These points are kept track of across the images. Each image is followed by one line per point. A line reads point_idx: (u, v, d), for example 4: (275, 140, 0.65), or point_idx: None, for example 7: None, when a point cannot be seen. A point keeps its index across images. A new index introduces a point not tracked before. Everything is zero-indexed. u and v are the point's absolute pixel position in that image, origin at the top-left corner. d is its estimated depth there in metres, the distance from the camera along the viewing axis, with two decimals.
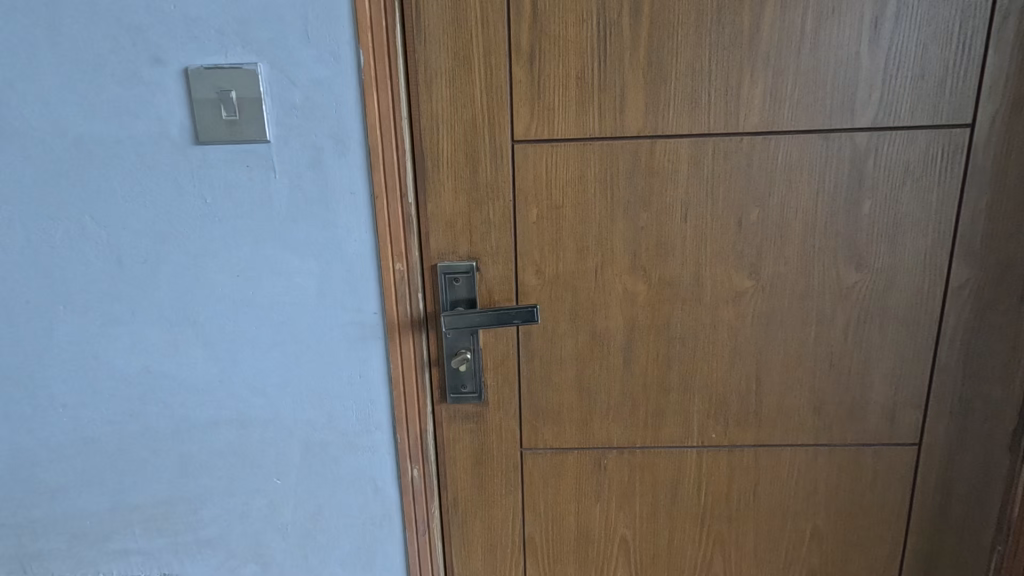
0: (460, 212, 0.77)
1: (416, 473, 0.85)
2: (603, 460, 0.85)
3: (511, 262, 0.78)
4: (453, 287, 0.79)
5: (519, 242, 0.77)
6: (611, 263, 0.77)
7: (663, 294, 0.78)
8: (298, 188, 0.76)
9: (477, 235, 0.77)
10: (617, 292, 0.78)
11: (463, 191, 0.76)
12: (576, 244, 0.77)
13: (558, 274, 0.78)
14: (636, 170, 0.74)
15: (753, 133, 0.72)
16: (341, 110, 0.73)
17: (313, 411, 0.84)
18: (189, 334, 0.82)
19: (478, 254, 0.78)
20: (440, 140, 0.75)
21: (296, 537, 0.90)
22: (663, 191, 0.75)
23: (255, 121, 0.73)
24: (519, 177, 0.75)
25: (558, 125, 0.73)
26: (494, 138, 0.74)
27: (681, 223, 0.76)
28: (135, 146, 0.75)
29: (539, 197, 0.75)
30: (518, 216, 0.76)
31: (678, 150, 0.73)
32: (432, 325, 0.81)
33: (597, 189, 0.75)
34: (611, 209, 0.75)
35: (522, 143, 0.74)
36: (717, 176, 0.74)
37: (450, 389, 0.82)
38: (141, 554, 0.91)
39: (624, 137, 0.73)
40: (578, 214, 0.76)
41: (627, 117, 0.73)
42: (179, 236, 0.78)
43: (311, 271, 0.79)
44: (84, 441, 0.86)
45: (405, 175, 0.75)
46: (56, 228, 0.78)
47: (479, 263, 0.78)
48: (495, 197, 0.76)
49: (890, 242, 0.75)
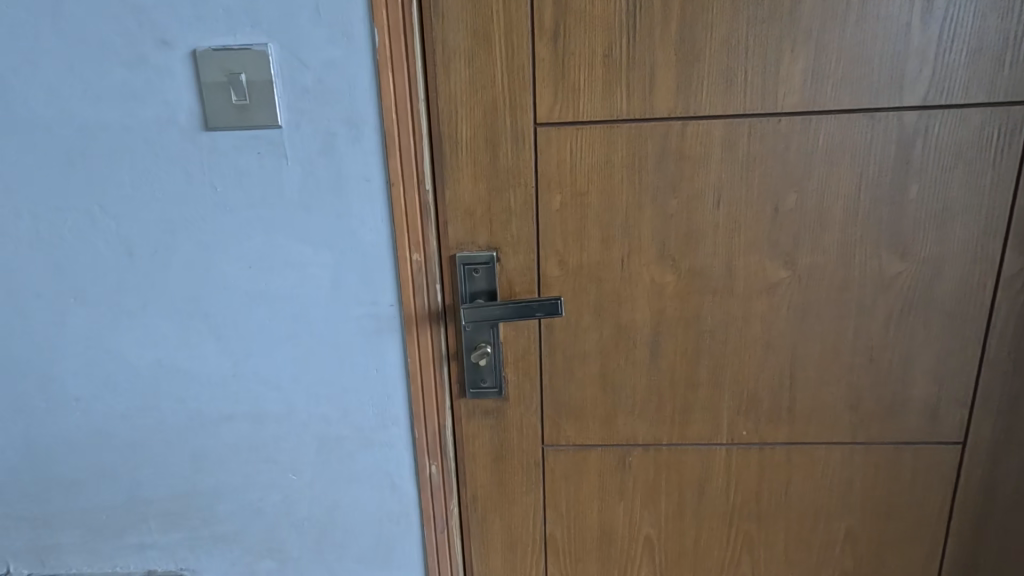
0: (479, 200, 0.73)
1: (434, 469, 0.83)
2: (627, 458, 0.82)
3: (533, 252, 0.74)
4: (472, 279, 0.76)
5: (541, 232, 0.73)
6: (638, 253, 0.73)
7: (693, 286, 0.74)
8: (311, 176, 0.73)
9: (497, 224, 0.74)
10: (644, 283, 0.74)
11: (482, 178, 0.72)
12: (601, 234, 0.73)
13: (582, 264, 0.74)
14: (666, 154, 0.70)
15: (793, 113, 0.68)
16: (355, 93, 0.69)
17: (328, 406, 0.82)
18: (202, 327, 0.80)
19: (498, 244, 0.75)
20: (458, 124, 0.71)
21: (313, 532, 0.88)
22: (694, 176, 0.70)
23: (266, 105, 0.70)
24: (541, 163, 0.71)
25: (582, 106, 0.69)
26: (515, 121, 0.70)
27: (713, 210, 0.72)
28: (142, 134, 0.72)
29: (562, 183, 0.72)
30: (541, 204, 0.72)
31: (711, 133, 0.69)
32: (450, 318, 0.79)
33: (624, 175, 0.71)
34: (639, 196, 0.71)
35: (545, 127, 0.70)
36: (752, 160, 0.69)
37: (470, 384, 0.80)
38: (158, 547, 0.91)
39: (653, 119, 0.69)
40: (604, 202, 0.72)
41: (656, 97, 0.68)
42: (189, 227, 0.76)
43: (325, 263, 0.76)
44: (99, 435, 0.86)
45: (421, 161, 0.72)
46: (65, 219, 0.76)
47: (499, 253, 0.75)
48: (517, 184, 0.72)
49: (938, 230, 0.70)
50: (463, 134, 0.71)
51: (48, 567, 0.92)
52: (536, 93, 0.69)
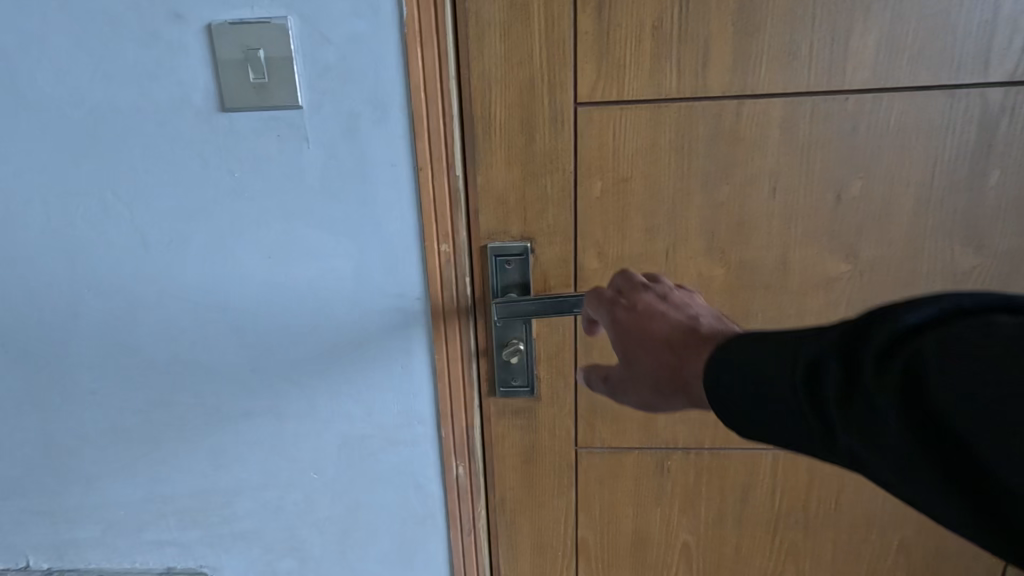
0: (513, 187, 0.68)
1: (461, 470, 0.79)
2: (666, 461, 0.77)
3: (570, 243, 0.69)
4: (504, 272, 0.71)
5: (579, 221, 0.68)
6: (684, 245, 0.68)
7: (743, 280, 0.69)
8: (333, 161, 0.68)
9: (532, 213, 0.69)
10: (690, 277, 0.69)
11: (517, 163, 0.67)
12: (645, 223, 0.68)
13: (623, 256, 0.69)
14: (718, 136, 0.64)
15: (861, 90, 0.61)
16: (380, 70, 0.64)
17: (351, 403, 0.79)
18: (219, 320, 0.76)
19: (533, 234, 0.70)
20: (492, 104, 0.66)
21: (335, 532, 0.85)
22: (748, 160, 0.64)
23: (286, 84, 0.65)
24: (581, 147, 0.66)
25: (628, 84, 0.63)
26: (553, 101, 0.64)
27: (769, 198, 0.66)
28: (156, 115, 0.68)
29: (604, 169, 0.66)
30: (580, 192, 0.67)
31: (769, 113, 0.63)
32: (480, 313, 0.74)
33: (672, 160, 0.65)
34: (687, 182, 0.66)
35: (586, 107, 0.64)
36: (814, 143, 0.63)
37: (500, 383, 0.75)
38: (177, 544, 0.89)
39: (705, 98, 0.63)
40: (648, 189, 0.66)
41: (709, 73, 0.62)
42: (206, 215, 0.72)
43: (348, 253, 0.72)
44: (116, 429, 0.83)
45: (452, 146, 0.67)
46: (77, 205, 0.72)
47: (533, 244, 0.70)
48: (554, 169, 0.67)
49: (1020, 220, 0.64)
50: (496, 116, 0.66)
51: (66, 562, 0.91)
52: (577, 70, 0.63)
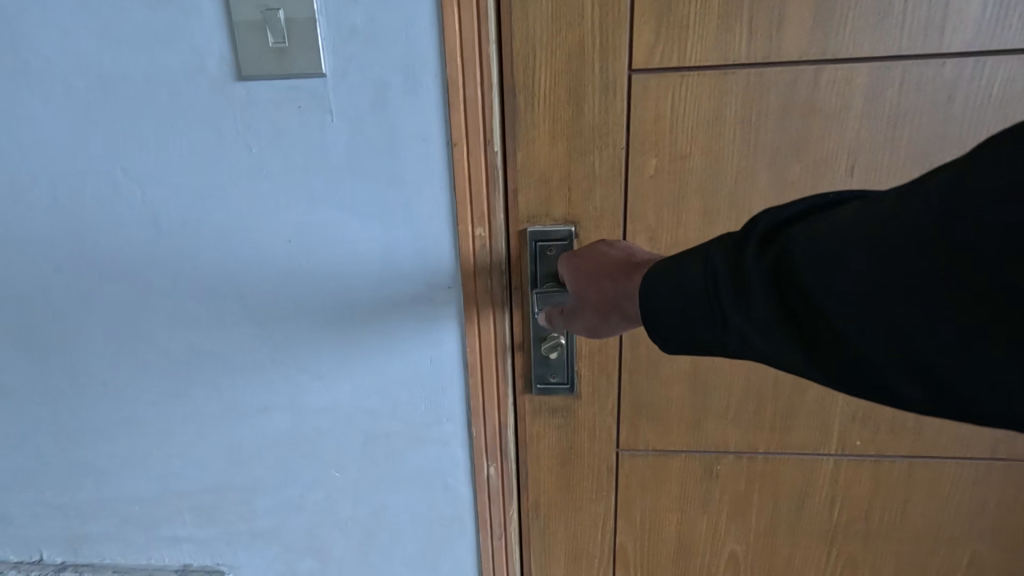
0: (557, 165, 0.62)
1: (493, 471, 0.74)
2: (716, 466, 0.71)
3: (618, 227, 0.63)
4: (545, 259, 0.65)
5: (630, 203, 0.62)
6: None
7: None
8: (359, 135, 0.62)
9: (578, 193, 0.63)
10: None
11: (562, 138, 0.61)
12: (703, 206, 0.61)
13: (678, 243, 0.63)
14: (791, 108, 0.57)
15: (961, 54, 0.54)
16: (413, 34, 0.58)
17: (376, 398, 0.74)
18: (236, 308, 0.71)
19: (578, 217, 0.64)
20: (537, 71, 0.59)
21: (357, 533, 0.81)
22: (824, 135, 0.57)
23: (310, 48, 0.59)
24: (635, 120, 0.59)
25: (692, 48, 0.56)
26: (604, 69, 0.58)
27: (846, 178, 0.58)
28: (167, 85, 0.62)
29: (659, 145, 0.60)
30: (632, 171, 0.61)
31: (852, 82, 0.55)
32: (516, 303, 0.68)
33: (737, 135, 0.58)
34: (754, 160, 0.59)
35: (642, 76, 0.58)
36: (902, 116, 0.56)
37: (537, 379, 0.70)
38: (193, 541, 0.85)
39: (779, 64, 0.56)
40: (708, 167, 0.60)
41: (784, 35, 0.55)
42: (222, 194, 0.66)
43: (375, 237, 0.66)
44: (129, 422, 0.79)
45: (490, 118, 0.60)
46: (85, 184, 0.67)
47: (578, 228, 0.64)
48: (603, 145, 0.60)
49: None
50: (541, 85, 0.60)
51: (81, 556, 0.88)
52: (633, 33, 0.57)
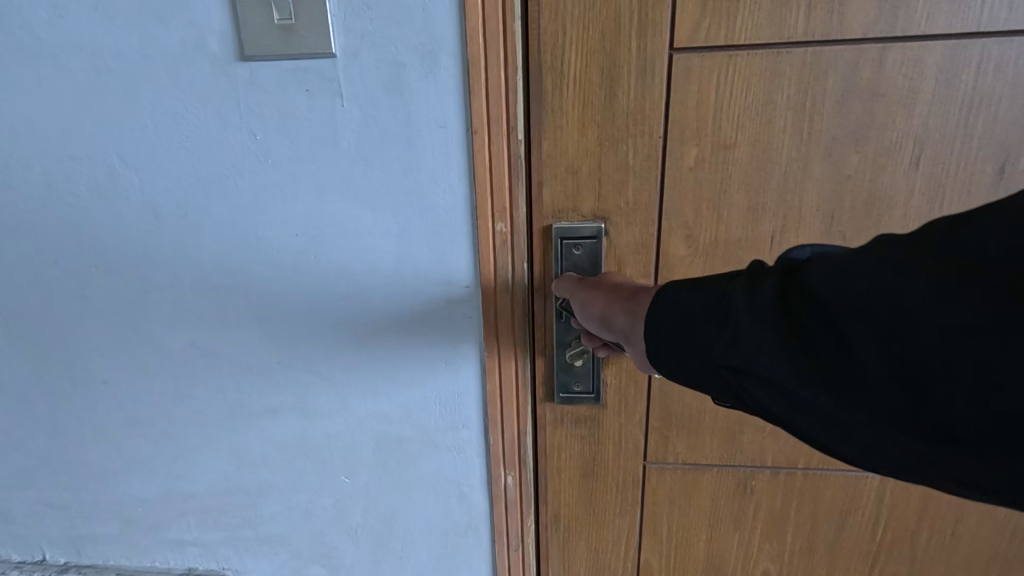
0: (586, 154, 0.57)
1: (510, 480, 0.69)
2: (750, 481, 0.66)
3: (653, 223, 0.58)
4: (571, 258, 0.60)
5: (667, 197, 0.57)
6: (795, 228, 0.57)
7: None
8: (372, 121, 0.57)
9: (609, 185, 0.58)
10: None
11: (592, 126, 0.56)
12: (748, 201, 0.56)
13: (717, 241, 0.58)
14: (853, 91, 0.52)
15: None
16: (434, 10, 0.53)
17: (388, 402, 0.69)
18: (240, 304, 0.67)
19: (608, 213, 0.59)
20: (567, 51, 0.54)
21: (368, 542, 0.77)
22: (887, 122, 0.53)
23: (318, 26, 0.54)
24: (676, 105, 0.54)
25: (742, 23, 0.52)
26: (642, 49, 0.53)
27: (910, 169, 0.54)
28: (165, 65, 0.58)
29: (702, 134, 0.55)
30: (670, 162, 0.56)
31: (922, 61, 0.51)
32: (537, 304, 0.64)
33: (789, 121, 0.54)
34: (808, 151, 0.54)
35: (684, 56, 0.53)
36: (977, 100, 0.51)
37: (560, 388, 0.66)
38: (198, 545, 0.82)
39: (841, 41, 0.51)
40: (756, 158, 0.55)
41: (847, 10, 0.50)
42: (224, 184, 0.62)
43: (388, 231, 0.61)
44: (131, 422, 0.76)
45: (512, 104, 0.55)
46: (81, 173, 0.63)
47: (608, 225, 0.59)
48: (639, 132, 0.56)
49: None
50: (569, 66, 0.55)
51: (84, 558, 0.85)
52: (678, 8, 0.52)
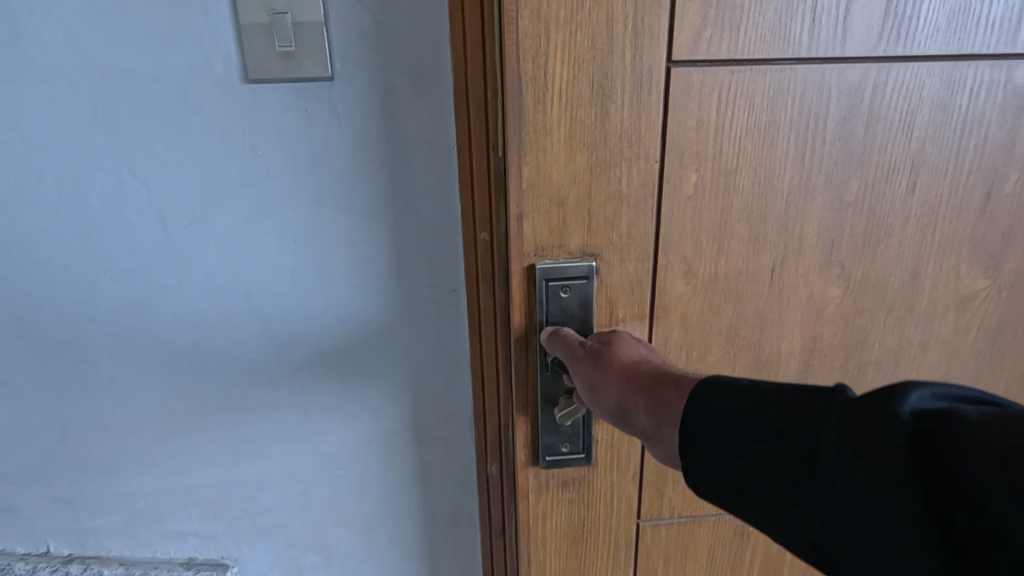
0: (574, 183, 0.58)
1: (494, 470, 0.74)
2: (746, 528, 0.75)
3: (649, 255, 0.62)
4: (558, 301, 0.62)
5: (667, 231, 0.61)
6: (797, 257, 0.63)
7: (860, 302, 0.66)
8: (365, 138, 0.62)
9: (604, 214, 0.60)
10: (799, 299, 0.65)
11: (584, 153, 0.57)
12: (749, 231, 0.61)
13: (715, 275, 0.63)
14: (855, 111, 0.58)
15: (994, 56, 0.58)
16: (425, 40, 0.59)
17: (381, 396, 0.75)
18: (242, 308, 0.72)
19: (600, 247, 0.61)
20: (551, 62, 0.54)
21: (361, 530, 0.82)
22: (885, 147, 0.60)
23: (315, 49, 0.59)
24: (674, 132, 0.57)
25: (745, 41, 0.55)
26: (636, 62, 0.55)
27: (907, 196, 0.62)
28: (173, 85, 0.62)
29: (702, 160, 0.58)
30: (668, 189, 0.59)
31: (921, 84, 0.58)
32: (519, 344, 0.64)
33: (791, 151, 0.59)
34: (811, 177, 0.60)
35: (696, 70, 0.56)
36: (969, 125, 0.60)
37: (547, 452, 0.67)
38: (198, 536, 0.86)
39: (846, 60, 0.56)
40: (758, 188, 0.60)
41: (851, 41, 0.56)
42: (226, 195, 0.66)
43: (380, 239, 0.67)
44: (135, 418, 0.80)
45: (503, 125, 0.56)
46: (90, 183, 0.68)
47: (598, 259, 0.61)
48: (631, 155, 0.58)
49: None
50: (559, 86, 0.55)
51: (86, 550, 0.89)
52: (679, 29, 0.54)
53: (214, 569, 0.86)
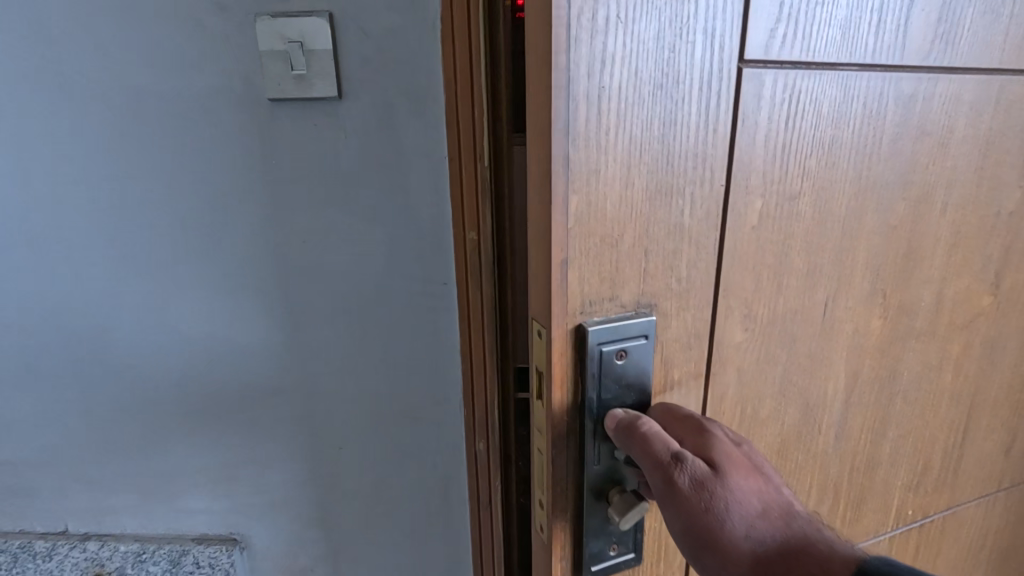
0: (630, 219, 0.43)
1: (482, 448, 0.82)
2: None
3: (707, 303, 0.48)
4: (604, 370, 0.45)
5: (728, 271, 0.48)
6: (847, 288, 0.54)
7: (896, 331, 0.59)
8: (369, 150, 0.71)
9: (658, 259, 0.45)
10: (845, 335, 0.56)
11: (642, 175, 0.42)
12: (807, 263, 0.51)
13: (774, 316, 0.51)
14: (908, 126, 0.51)
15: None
16: (422, 66, 0.68)
17: (380, 381, 0.83)
18: (256, 301, 0.80)
19: (655, 295, 0.46)
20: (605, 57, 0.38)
21: (362, 504, 0.90)
22: (928, 165, 0.54)
23: (325, 73, 0.68)
24: (745, 150, 0.44)
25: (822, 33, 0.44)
26: (709, 55, 0.41)
27: (941, 217, 0.57)
28: (197, 103, 0.71)
29: (767, 184, 0.46)
30: (731, 222, 0.46)
31: (959, 97, 0.53)
32: (558, 427, 0.46)
33: (847, 168, 0.50)
34: (866, 197, 0.52)
35: (774, 70, 0.43)
36: (992, 140, 0.56)
37: (590, 556, 0.50)
38: (209, 513, 0.93)
39: (903, 68, 0.49)
40: (819, 210, 0.50)
41: (910, 38, 0.48)
42: (243, 200, 0.75)
43: (381, 238, 0.75)
44: (152, 404, 0.87)
45: (554, 148, 0.39)
46: (119, 188, 0.76)
47: (654, 309, 0.46)
48: (695, 178, 0.44)
49: None
50: (620, 93, 0.39)
51: (103, 528, 0.95)
52: (755, 22, 0.41)
53: (223, 543, 0.94)
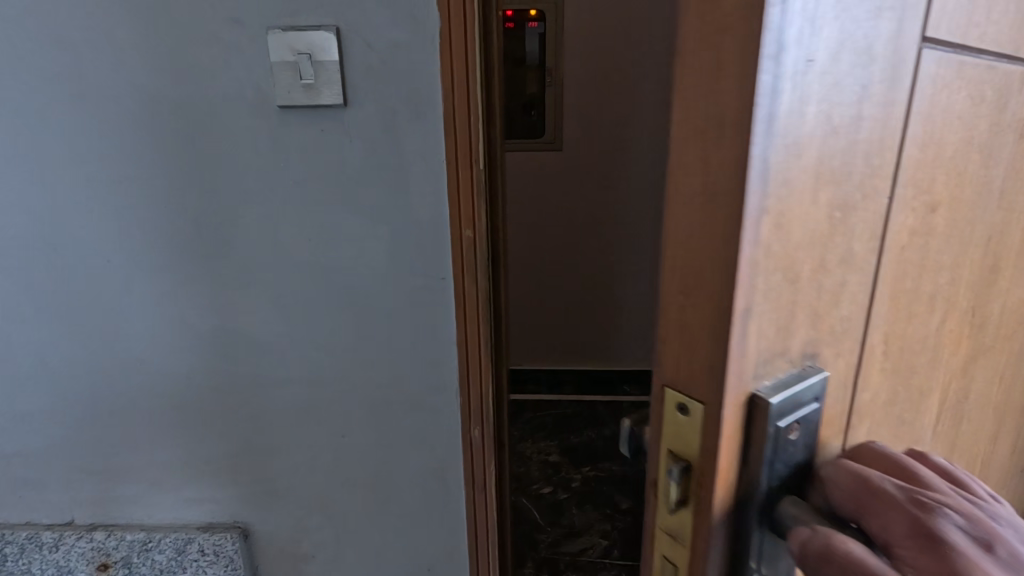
0: (818, 238, 0.28)
1: (477, 433, 0.88)
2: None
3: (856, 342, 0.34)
4: (779, 447, 0.29)
5: (877, 302, 0.34)
6: (952, 310, 0.42)
7: (973, 348, 0.47)
8: (372, 154, 0.76)
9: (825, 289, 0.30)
10: (944, 363, 0.43)
11: (830, 187, 0.28)
12: (931, 287, 0.38)
13: (904, 349, 0.38)
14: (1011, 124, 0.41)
15: None
16: (421, 75, 0.73)
17: (380, 372, 0.87)
18: (262, 295, 0.84)
19: (818, 341, 0.31)
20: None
21: (362, 491, 0.94)
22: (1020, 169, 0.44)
23: (331, 82, 0.73)
24: (915, 154, 0.32)
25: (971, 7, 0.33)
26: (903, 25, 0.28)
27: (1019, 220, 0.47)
28: (211, 109, 0.76)
29: (916, 193, 0.34)
30: (888, 237, 0.33)
31: None
32: (710, 531, 0.29)
33: (978, 166, 0.38)
34: (978, 203, 0.40)
35: (940, 55, 0.31)
36: None
37: None
38: (214, 502, 0.97)
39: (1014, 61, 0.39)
40: (947, 228, 0.38)
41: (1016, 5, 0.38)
42: (252, 199, 0.80)
43: (382, 236, 0.80)
44: (161, 396, 0.91)
45: (749, 149, 0.23)
46: (134, 189, 0.80)
47: (818, 358, 0.31)
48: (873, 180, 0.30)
49: None
50: (828, 65, 0.25)
51: (110, 518, 0.99)
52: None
53: (227, 532, 0.97)
